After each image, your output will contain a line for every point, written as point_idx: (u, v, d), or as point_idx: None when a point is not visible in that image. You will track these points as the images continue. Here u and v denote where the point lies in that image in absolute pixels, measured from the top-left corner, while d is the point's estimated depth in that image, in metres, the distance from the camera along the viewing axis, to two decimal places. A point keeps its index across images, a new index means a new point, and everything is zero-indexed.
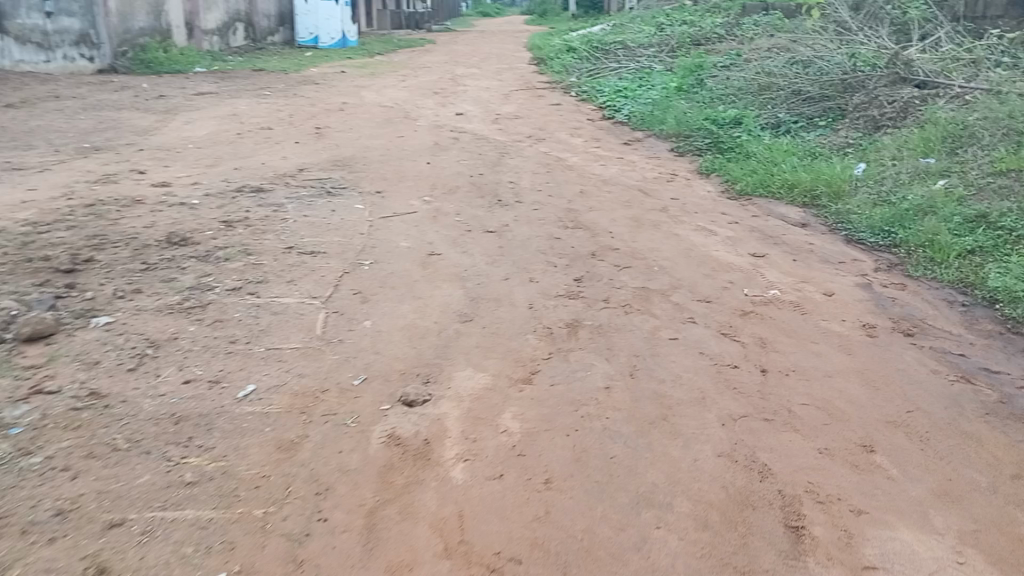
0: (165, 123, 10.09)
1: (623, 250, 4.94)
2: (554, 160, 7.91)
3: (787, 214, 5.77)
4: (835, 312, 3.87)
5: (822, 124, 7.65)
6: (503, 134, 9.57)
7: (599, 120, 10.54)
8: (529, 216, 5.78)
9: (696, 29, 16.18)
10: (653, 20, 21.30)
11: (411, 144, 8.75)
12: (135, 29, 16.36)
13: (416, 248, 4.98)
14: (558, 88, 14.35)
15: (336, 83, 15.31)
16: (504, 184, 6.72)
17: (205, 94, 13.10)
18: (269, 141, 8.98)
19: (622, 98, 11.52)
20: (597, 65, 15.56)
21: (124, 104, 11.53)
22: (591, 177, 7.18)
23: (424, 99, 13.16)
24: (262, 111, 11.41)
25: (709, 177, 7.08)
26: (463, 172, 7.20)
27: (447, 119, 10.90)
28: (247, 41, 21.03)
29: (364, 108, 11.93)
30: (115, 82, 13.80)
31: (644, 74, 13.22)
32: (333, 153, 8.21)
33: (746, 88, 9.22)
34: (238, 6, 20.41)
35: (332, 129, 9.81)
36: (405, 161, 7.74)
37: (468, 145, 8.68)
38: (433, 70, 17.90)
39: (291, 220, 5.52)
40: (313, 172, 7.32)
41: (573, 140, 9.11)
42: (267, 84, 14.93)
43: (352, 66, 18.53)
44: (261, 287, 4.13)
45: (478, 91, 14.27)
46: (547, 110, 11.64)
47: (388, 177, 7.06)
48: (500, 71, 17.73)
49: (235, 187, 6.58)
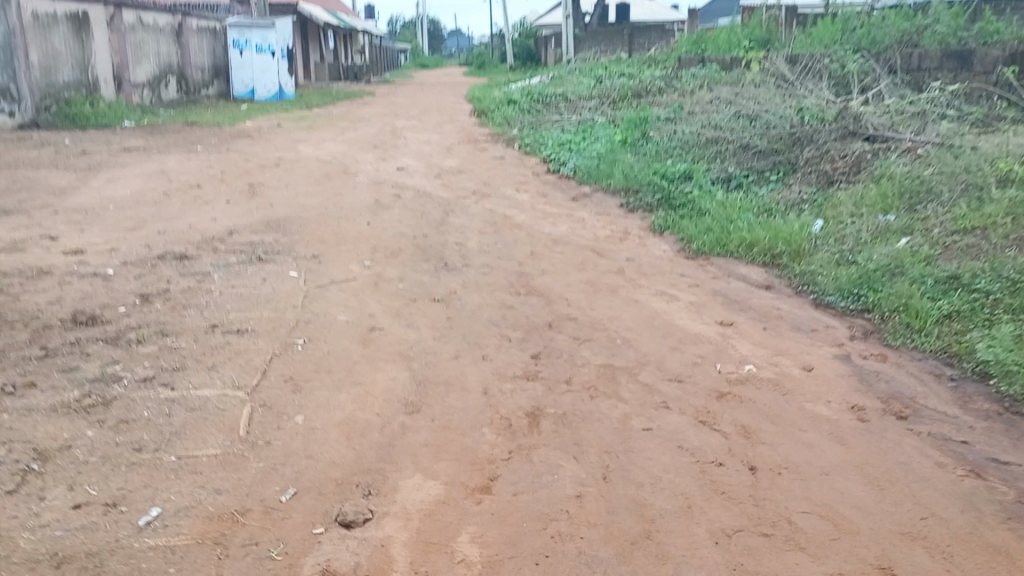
0: (86, 182, 9.49)
1: (581, 319, 4.58)
2: (501, 218, 7.57)
3: (748, 274, 5.50)
4: (818, 393, 3.57)
5: (773, 179, 7.48)
6: (446, 190, 9.23)
7: (545, 174, 10.29)
8: (479, 280, 5.40)
9: (636, 81, 16.21)
10: (592, 72, 21.41)
11: (350, 202, 8.34)
12: (59, 83, 15.65)
13: (356, 321, 4.55)
14: (501, 140, 14.15)
15: (272, 136, 14.86)
16: (450, 245, 6.35)
17: (132, 150, 12.51)
18: (198, 200, 8.45)
19: (567, 151, 11.33)
20: (539, 117, 15.44)
21: (42, 161, 10.87)
22: (541, 235, 6.85)
23: (364, 153, 12.79)
24: (193, 168, 10.89)
25: (662, 234, 6.80)
26: (405, 232, 6.81)
27: (388, 174, 10.53)
28: (180, 94, 20.46)
29: (300, 163, 11.50)
30: (34, 138, 13.10)
31: (587, 126, 13.10)
32: (267, 213, 7.75)
33: (693, 140, 9.07)
34: (170, 59, 19.85)
35: (267, 186, 9.34)
36: (344, 220, 7.32)
37: (410, 202, 8.30)
38: (373, 122, 17.60)
39: (216, 291, 5.03)
40: (244, 234, 6.84)
41: (519, 196, 8.82)
42: (199, 138, 14.40)
43: (289, 119, 18.12)
44: (176, 376, 3.64)
45: (419, 145, 13.98)
46: (491, 164, 11.37)
47: (325, 238, 6.62)
48: (441, 124, 17.50)
49: (157, 254, 6.06)
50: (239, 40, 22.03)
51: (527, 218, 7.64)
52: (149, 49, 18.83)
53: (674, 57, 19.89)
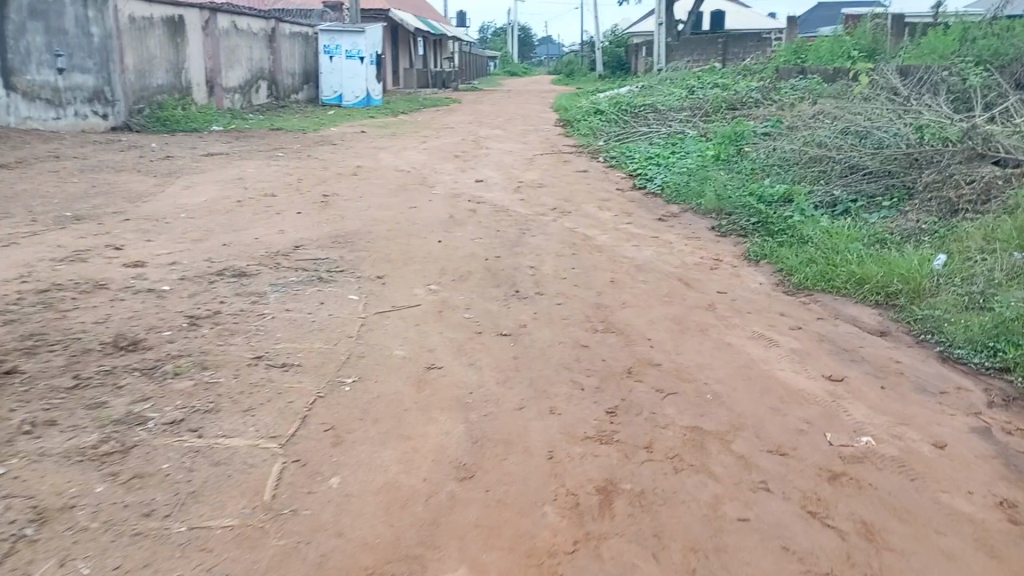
0: (162, 188, 9.40)
1: (665, 366, 4.03)
2: (580, 239, 7.06)
3: (859, 317, 4.85)
4: (954, 481, 2.95)
5: (885, 205, 6.76)
6: (525, 205, 8.78)
7: (630, 190, 9.74)
8: (552, 312, 4.90)
9: (730, 93, 15.47)
10: (683, 82, 20.70)
11: (424, 216, 7.96)
12: (153, 86, 15.89)
13: (413, 356, 4.11)
14: (586, 152, 13.65)
15: (353, 144, 14.73)
16: (523, 270, 5.87)
17: (215, 155, 12.49)
18: (270, 211, 8.24)
19: (655, 166, 10.74)
20: (626, 129, 14.88)
21: (125, 165, 10.89)
22: (623, 261, 6.31)
23: (444, 163, 12.47)
24: (271, 175, 10.73)
25: (759, 264, 6.18)
26: (477, 252, 6.37)
27: (466, 186, 10.14)
28: (269, 99, 20.66)
29: (378, 173, 11.23)
30: (123, 141, 13.26)
31: (677, 140, 12.47)
32: (336, 226, 7.44)
33: (793, 159, 8.38)
34: (261, 64, 20.05)
35: (341, 197, 9.07)
36: (414, 237, 6.93)
37: (485, 219, 7.87)
38: (456, 131, 17.34)
39: (269, 315, 4.67)
40: (310, 250, 6.52)
41: (601, 214, 8.29)
42: (282, 144, 14.38)
43: (374, 125, 18.03)
44: (206, 419, 3.25)
45: (501, 155, 13.58)
46: (574, 178, 10.87)
47: (392, 258, 6.24)
48: (525, 133, 17.10)
49: (217, 270, 5.77)
50: (330, 46, 22.04)
51: (610, 239, 7.10)
52: (242, 54, 19.02)
53: (770, 68, 19.02)
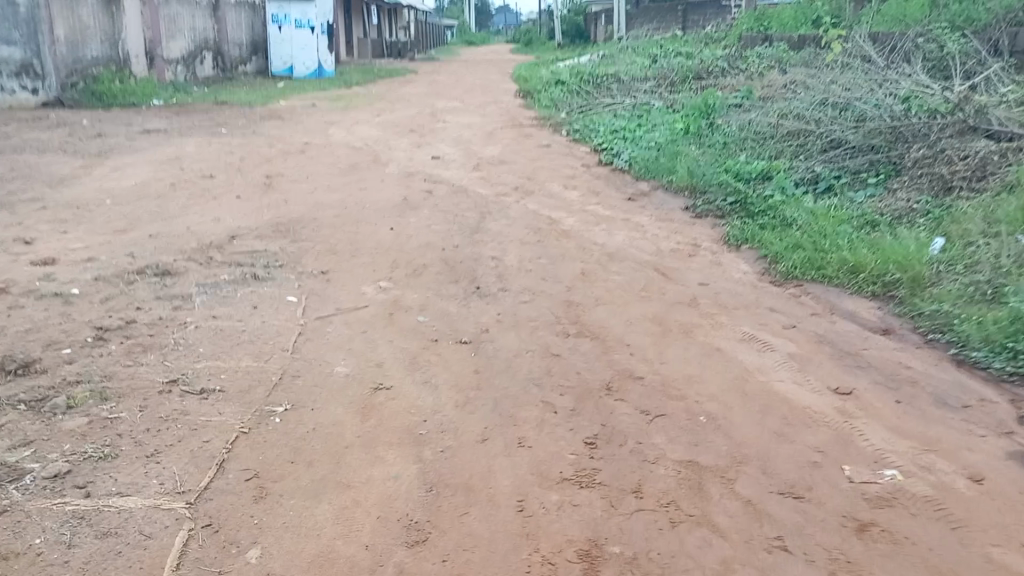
0: (89, 170, 8.63)
1: (650, 380, 3.50)
2: (544, 224, 6.51)
3: (857, 312, 4.38)
4: (1002, 529, 2.47)
5: (872, 182, 6.30)
6: (484, 185, 8.21)
7: (596, 166, 9.20)
8: (518, 313, 4.36)
9: (695, 62, 14.97)
10: (646, 50, 20.17)
11: (376, 199, 7.34)
12: (88, 58, 14.90)
13: (358, 375, 3.54)
14: (548, 125, 13.08)
15: (303, 118, 13.96)
16: (484, 261, 5.31)
17: (152, 133, 11.67)
18: (206, 194, 7.55)
19: (621, 140, 10.21)
20: (589, 100, 14.31)
21: (51, 145, 10.06)
22: (592, 248, 5.77)
23: (399, 138, 11.79)
24: (211, 154, 9.97)
25: (740, 248, 5.69)
26: (433, 240, 5.79)
27: (422, 164, 9.51)
28: (216, 71, 19.67)
29: (328, 150, 10.53)
30: (52, 118, 12.35)
31: (642, 111, 11.94)
32: (278, 212, 6.79)
33: (769, 131, 7.89)
34: (206, 34, 19.02)
35: (286, 178, 8.40)
36: (363, 224, 6.31)
37: (441, 201, 7.28)
38: (413, 103, 16.62)
39: (192, 324, 4.05)
40: (247, 241, 5.87)
41: (567, 194, 7.73)
42: (227, 119, 13.57)
43: (325, 98, 17.22)
44: (98, 470, 2.67)
45: (459, 129, 12.94)
46: (536, 153, 10.29)
47: (338, 249, 5.63)
48: (484, 105, 16.45)
49: (138, 267, 5.12)
50: (278, 15, 20.89)
51: (577, 223, 6.56)
52: (184, 24, 18.01)
53: (734, 35, 18.56)
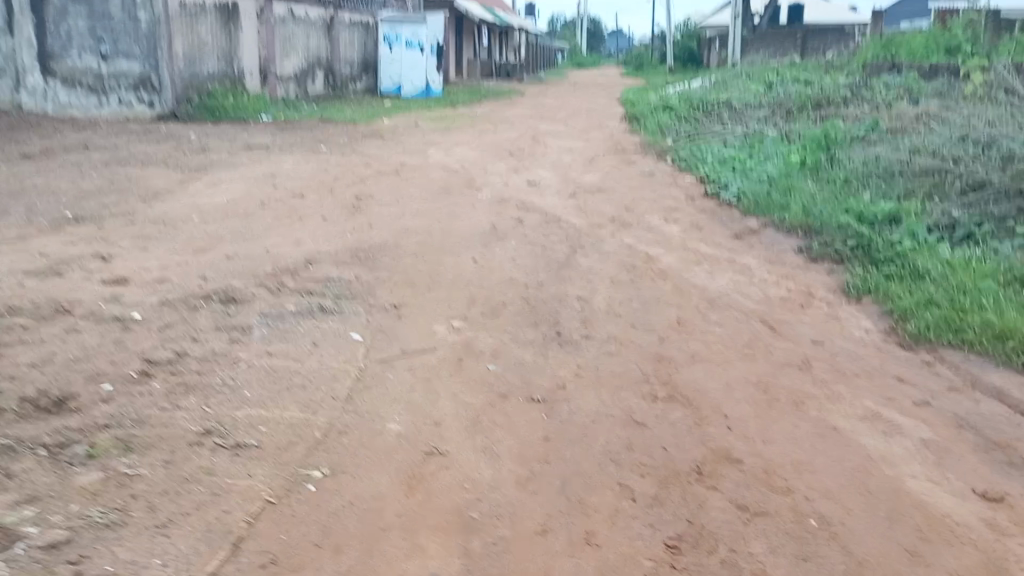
0: (185, 185, 8.63)
1: (751, 465, 2.95)
2: (639, 261, 5.99)
3: (1006, 388, 3.71)
4: None
5: (1021, 231, 5.51)
6: (579, 215, 7.77)
7: (701, 199, 8.63)
8: (601, 367, 3.87)
9: (813, 90, 14.18)
10: (761, 77, 19.39)
11: (463, 226, 6.99)
12: (203, 74, 15.26)
13: (411, 435, 3.12)
14: (652, 152, 12.55)
15: (404, 137, 13.88)
16: (569, 303, 4.84)
17: (255, 149, 11.74)
18: (293, 215, 7.39)
19: (731, 172, 9.60)
20: (698, 127, 13.71)
21: (155, 158, 10.21)
22: (690, 293, 5.22)
23: (497, 162, 11.48)
24: (306, 173, 9.88)
25: (860, 300, 5.03)
26: (516, 276, 5.36)
27: (517, 191, 9.14)
28: (326, 89, 19.97)
29: (423, 172, 10.30)
30: (161, 131, 12.64)
31: (754, 141, 11.29)
32: (361, 237, 6.52)
33: (899, 168, 7.14)
34: (318, 53, 19.38)
35: (376, 200, 8.18)
36: (445, 254, 5.96)
37: (532, 231, 6.86)
38: (515, 125, 16.37)
39: (244, 362, 3.73)
40: (323, 268, 5.59)
41: (667, 229, 7.19)
42: (329, 137, 13.63)
43: (428, 118, 17.17)
44: (99, 542, 2.33)
45: (560, 154, 12.53)
46: (637, 182, 9.78)
47: (415, 281, 5.28)
48: (587, 129, 16.04)
49: (205, 291, 4.88)
50: (390, 35, 21.48)
51: (676, 263, 6.01)
52: (298, 43, 18.35)
53: (857, 63, 17.61)
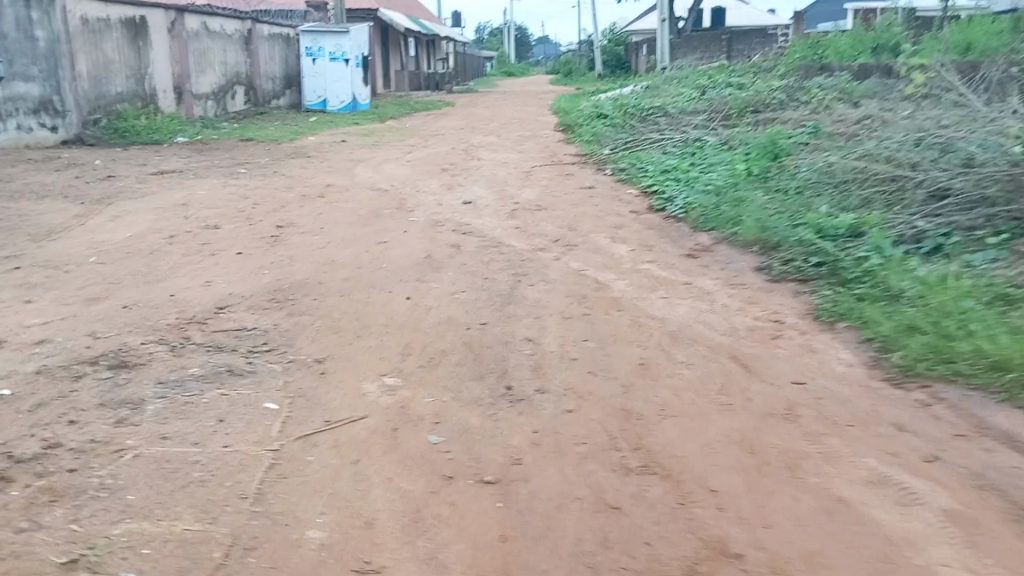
0: (84, 220, 7.82)
1: (754, 561, 2.45)
2: (590, 290, 5.48)
3: (1016, 430, 3.30)
4: None
5: (991, 243, 5.21)
6: (520, 237, 7.26)
7: (646, 215, 8.22)
8: (561, 430, 3.33)
9: (747, 94, 14.00)
10: (693, 81, 19.27)
11: (394, 255, 6.40)
12: (112, 94, 14.28)
13: (337, 545, 2.53)
14: (590, 163, 12.16)
15: (330, 155, 13.20)
16: (517, 346, 4.30)
17: (167, 174, 10.92)
18: (205, 250, 6.69)
19: (674, 183, 9.24)
20: (635, 134, 13.39)
21: (53, 190, 9.35)
22: (649, 325, 4.72)
23: (429, 179, 10.90)
24: (222, 199, 9.14)
25: (834, 326, 4.61)
26: (456, 315, 4.79)
27: (452, 211, 8.58)
28: (247, 106, 19.09)
29: (351, 193, 9.67)
30: (63, 158, 11.72)
31: (695, 149, 10.97)
32: (280, 274, 5.87)
33: (852, 175, 6.82)
34: (237, 68, 18.49)
35: (298, 228, 7.53)
36: (375, 290, 5.36)
37: (470, 259, 6.30)
38: (447, 138, 15.82)
39: (130, 451, 3.06)
40: (236, 316, 4.93)
41: (616, 250, 6.71)
42: (249, 157, 12.87)
43: (356, 133, 16.49)
44: None
45: (495, 168, 12.02)
46: (577, 197, 9.33)
47: (341, 327, 4.66)
48: (521, 140, 15.58)
49: (93, 354, 4.18)
50: (312, 47, 20.44)
51: (629, 289, 5.52)
52: (215, 58, 17.44)
53: (786, 64, 17.58)
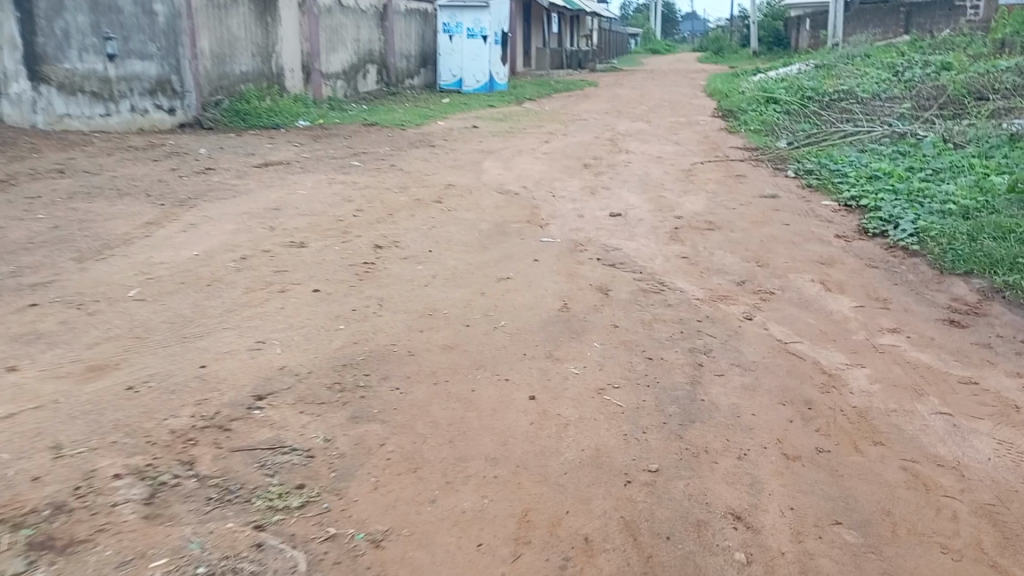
0: (152, 230, 6.49)
1: None
2: (814, 390, 3.54)
3: None
4: None
5: None
6: (690, 275, 5.36)
7: (860, 244, 6.12)
8: None
9: (964, 75, 11.40)
10: (877, 59, 16.63)
11: (519, 306, 4.65)
12: (235, 74, 13.15)
13: None
14: (765, 158, 10.02)
15: (457, 145, 11.65)
16: (719, 539, 2.46)
17: (271, 167, 9.58)
18: (277, 283, 5.14)
19: (895, 197, 7.06)
20: (820, 123, 11.11)
21: (137, 186, 8.16)
22: (942, 489, 2.76)
23: (568, 179, 9.07)
24: (322, 203, 7.67)
25: None
26: (607, 442, 2.97)
27: (596, 229, 6.71)
28: (380, 86, 17.83)
29: (473, 198, 7.96)
30: (167, 145, 10.67)
31: (907, 149, 8.69)
32: (362, 332, 4.25)
33: None
34: (370, 46, 17.21)
35: (401, 251, 5.92)
36: (486, 376, 3.61)
37: (624, 317, 4.44)
38: (590, 124, 13.97)
39: None
40: (275, 418, 3.28)
41: (833, 307, 4.70)
42: (368, 145, 11.49)
43: (489, 117, 14.87)
44: None
45: (647, 164, 10.03)
46: (758, 210, 7.29)
47: (424, 458, 2.94)
48: (675, 127, 13.50)
49: (27, 501, 2.62)
50: (449, 24, 18.77)
51: (879, 393, 3.53)
52: (347, 35, 16.18)
53: (995, 41, 14.73)
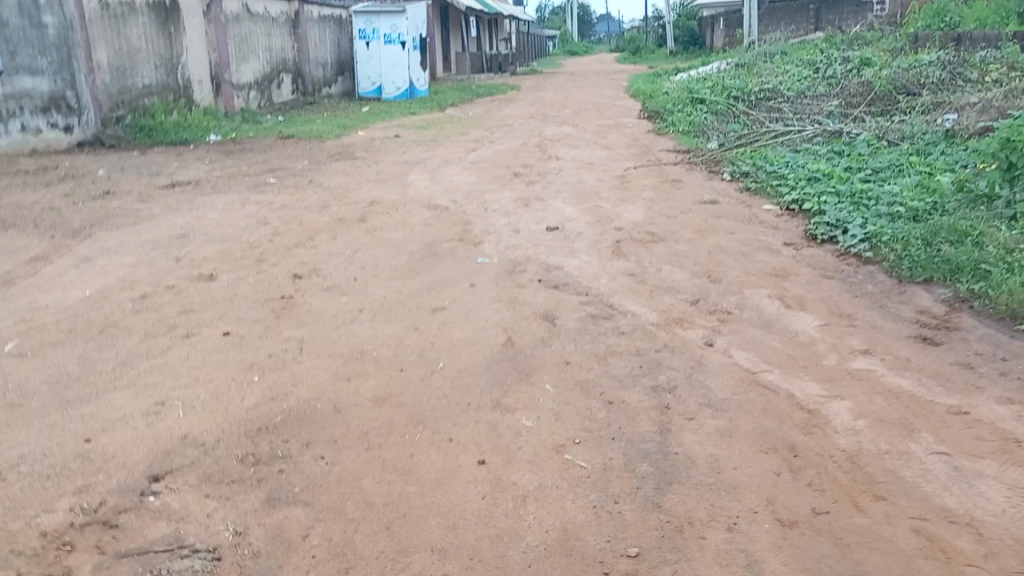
0: (39, 267, 5.77)
1: None
2: (796, 433, 3.16)
3: None
4: None
5: None
6: (640, 295, 4.97)
7: (811, 251, 5.84)
8: None
9: (887, 71, 11.40)
10: (795, 57, 16.73)
11: (458, 342, 4.17)
12: (138, 87, 12.27)
13: None
14: (699, 160, 9.77)
15: (379, 156, 11.08)
16: None
17: (178, 188, 8.86)
18: (181, 326, 4.53)
19: (838, 199, 6.84)
20: (749, 122, 10.95)
21: (24, 215, 7.36)
22: (963, 554, 2.40)
23: (499, 189, 8.63)
24: (235, 227, 7.04)
25: None
26: (576, 523, 2.52)
27: (534, 246, 6.27)
28: (295, 95, 17.06)
29: (400, 215, 7.43)
30: (61, 168, 9.80)
31: (842, 148, 8.53)
32: (280, 385, 3.69)
33: None
34: (284, 54, 16.44)
35: (323, 280, 5.37)
36: (426, 438, 3.11)
37: (576, 350, 4.01)
38: (516, 130, 13.56)
39: None
40: (174, 505, 2.72)
41: (797, 327, 4.37)
42: (284, 160, 10.83)
43: (411, 125, 14.33)
44: None
45: (578, 171, 9.66)
46: (700, 217, 6.98)
47: (357, 555, 2.44)
48: (603, 130, 13.21)
49: None
50: (366, 30, 18.13)
51: (866, 432, 3.18)
52: (258, 44, 15.40)
53: (908, 35, 14.96)
